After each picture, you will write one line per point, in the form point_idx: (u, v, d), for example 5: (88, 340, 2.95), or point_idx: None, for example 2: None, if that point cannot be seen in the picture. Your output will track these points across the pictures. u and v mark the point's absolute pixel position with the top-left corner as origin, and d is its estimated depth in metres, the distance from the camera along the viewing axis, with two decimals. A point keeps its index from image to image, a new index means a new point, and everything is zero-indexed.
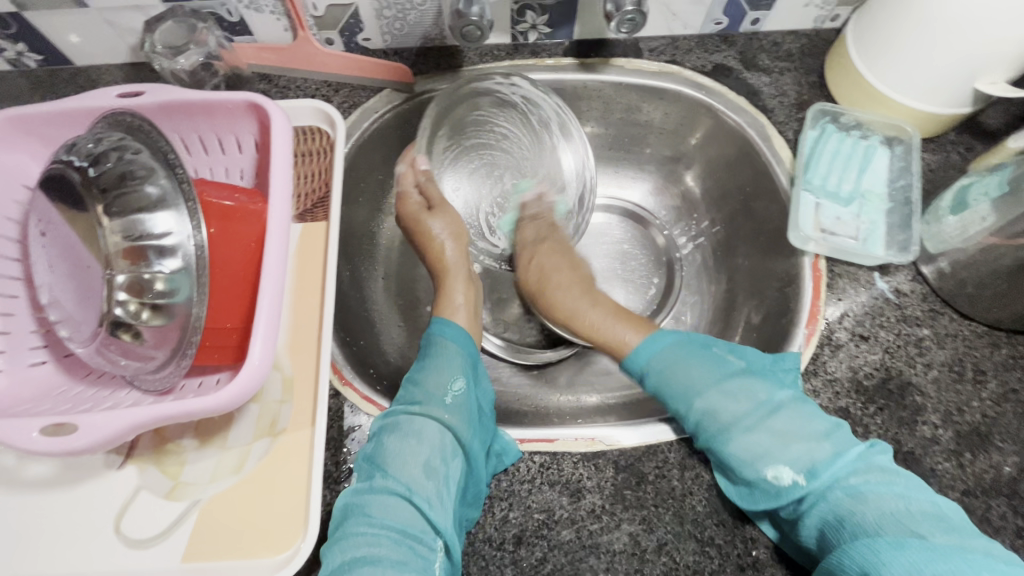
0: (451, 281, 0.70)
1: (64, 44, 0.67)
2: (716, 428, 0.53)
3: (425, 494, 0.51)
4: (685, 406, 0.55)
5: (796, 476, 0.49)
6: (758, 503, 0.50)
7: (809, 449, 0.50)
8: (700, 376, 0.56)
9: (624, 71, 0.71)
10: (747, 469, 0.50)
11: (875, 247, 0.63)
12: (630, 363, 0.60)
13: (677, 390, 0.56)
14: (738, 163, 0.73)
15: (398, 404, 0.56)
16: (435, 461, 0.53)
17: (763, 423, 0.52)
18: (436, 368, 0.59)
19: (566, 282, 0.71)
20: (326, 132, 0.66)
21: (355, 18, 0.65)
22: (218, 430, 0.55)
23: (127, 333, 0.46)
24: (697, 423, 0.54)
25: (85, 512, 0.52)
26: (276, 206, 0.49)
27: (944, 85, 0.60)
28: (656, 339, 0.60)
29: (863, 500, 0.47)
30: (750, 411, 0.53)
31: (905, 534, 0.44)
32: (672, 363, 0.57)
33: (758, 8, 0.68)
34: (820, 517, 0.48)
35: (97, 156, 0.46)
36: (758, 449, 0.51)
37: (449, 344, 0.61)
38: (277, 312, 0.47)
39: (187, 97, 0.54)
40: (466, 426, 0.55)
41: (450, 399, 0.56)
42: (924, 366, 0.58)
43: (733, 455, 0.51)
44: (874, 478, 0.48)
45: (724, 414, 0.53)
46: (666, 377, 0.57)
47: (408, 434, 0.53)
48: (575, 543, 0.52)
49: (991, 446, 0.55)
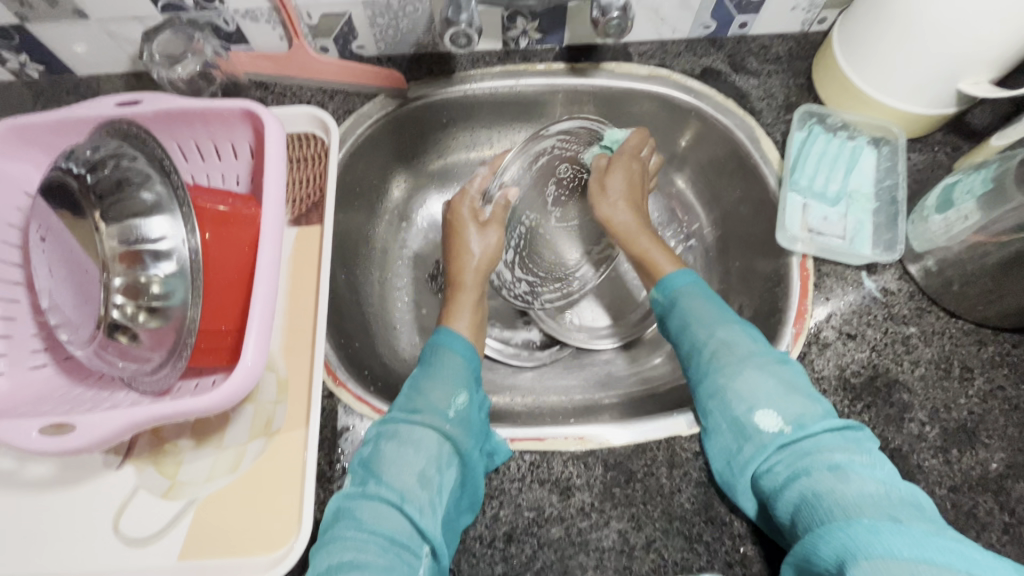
0: (465, 291, 0.67)
1: (65, 55, 0.69)
2: (727, 364, 0.53)
3: (418, 502, 0.49)
4: (705, 334, 0.56)
5: (783, 426, 0.50)
6: (746, 454, 0.50)
7: (804, 405, 0.50)
8: (719, 316, 0.57)
9: (614, 75, 0.73)
10: (739, 410, 0.51)
11: (862, 246, 0.64)
12: (664, 285, 0.61)
13: (700, 319, 0.57)
14: (728, 165, 0.74)
15: (399, 411, 0.54)
16: (430, 473, 0.51)
17: (771, 367, 0.52)
18: (439, 378, 0.56)
19: (630, 200, 0.68)
20: (320, 138, 0.68)
21: (348, 26, 0.67)
22: (214, 430, 0.56)
23: (124, 336, 0.47)
24: (711, 354, 0.55)
25: (84, 513, 0.53)
26: (268, 211, 0.51)
27: (928, 85, 0.60)
28: (685, 274, 0.62)
29: (844, 477, 0.45)
30: (760, 354, 0.53)
31: (880, 517, 0.42)
32: (697, 297, 0.59)
33: (744, 12, 0.69)
34: (799, 491, 0.46)
35: (95, 163, 0.47)
36: (757, 394, 0.51)
37: (455, 355, 0.59)
38: (270, 315, 0.48)
39: (183, 105, 0.56)
40: (465, 435, 0.53)
41: (453, 412, 0.54)
42: (911, 364, 0.58)
43: (733, 393, 0.52)
44: (856, 458, 0.46)
45: (738, 349, 0.54)
46: (689, 307, 0.58)
47: (405, 441, 0.51)
48: (564, 540, 0.53)
49: (978, 443, 0.55)
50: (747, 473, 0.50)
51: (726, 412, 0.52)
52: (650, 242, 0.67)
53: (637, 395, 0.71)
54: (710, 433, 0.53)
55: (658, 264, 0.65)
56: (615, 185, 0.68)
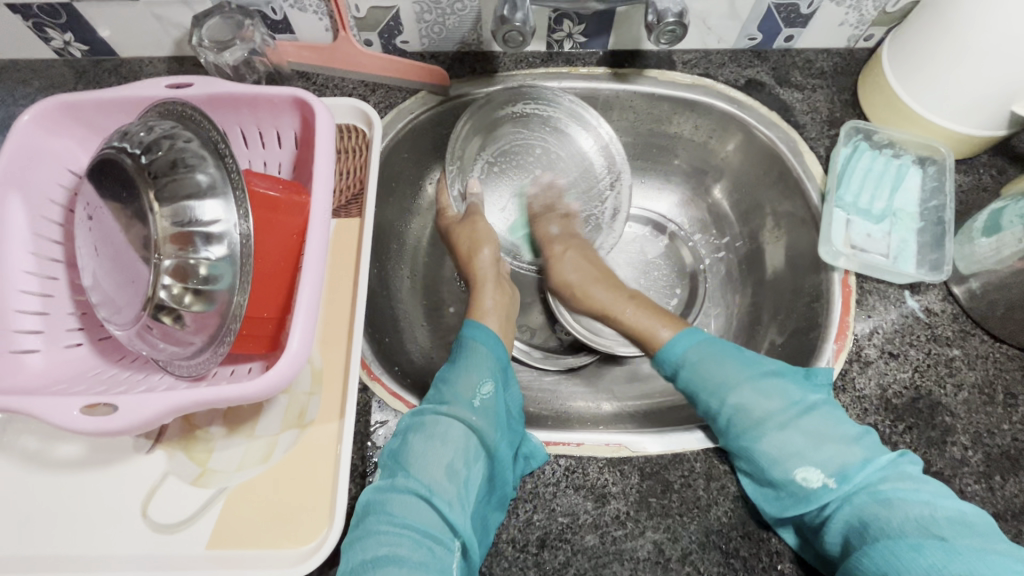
0: (481, 283, 0.70)
1: (110, 36, 0.69)
2: (750, 427, 0.52)
3: (446, 496, 0.50)
4: (717, 402, 0.54)
5: (827, 479, 0.49)
6: (785, 506, 0.50)
7: (842, 453, 0.50)
8: (730, 373, 0.55)
9: (658, 82, 0.72)
10: (774, 471, 0.50)
11: (906, 265, 0.63)
12: (663, 356, 0.60)
13: (710, 386, 0.55)
14: (768, 178, 0.73)
15: (427, 404, 0.56)
16: (458, 465, 0.52)
17: (796, 422, 0.52)
18: (466, 369, 0.58)
19: (594, 279, 0.72)
20: (363, 131, 0.67)
21: (395, 20, 0.67)
22: (246, 419, 0.56)
23: (168, 317, 0.46)
24: (728, 420, 0.53)
25: (112, 497, 0.53)
26: (320, 200, 0.50)
27: (980, 108, 0.60)
28: (685, 335, 0.60)
29: (889, 505, 0.47)
30: (780, 411, 0.52)
31: (927, 537, 0.44)
32: (704, 359, 0.57)
33: (792, 25, 0.69)
34: (845, 521, 0.48)
35: (149, 143, 0.47)
36: (789, 450, 0.51)
37: (481, 346, 0.60)
38: (315, 303, 0.48)
39: (232, 89, 0.55)
40: (490, 428, 0.55)
41: (478, 402, 0.56)
42: (954, 388, 0.57)
43: (763, 456, 0.51)
44: (903, 486, 0.47)
45: (757, 410, 0.53)
46: (699, 373, 0.57)
47: (433, 435, 0.53)
48: (599, 548, 0.52)
49: (1022, 470, 0.54)
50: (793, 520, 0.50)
51: (761, 472, 0.51)
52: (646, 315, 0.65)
53: (667, 404, 0.70)
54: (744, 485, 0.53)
55: (651, 331, 0.63)
56: (568, 270, 0.73)
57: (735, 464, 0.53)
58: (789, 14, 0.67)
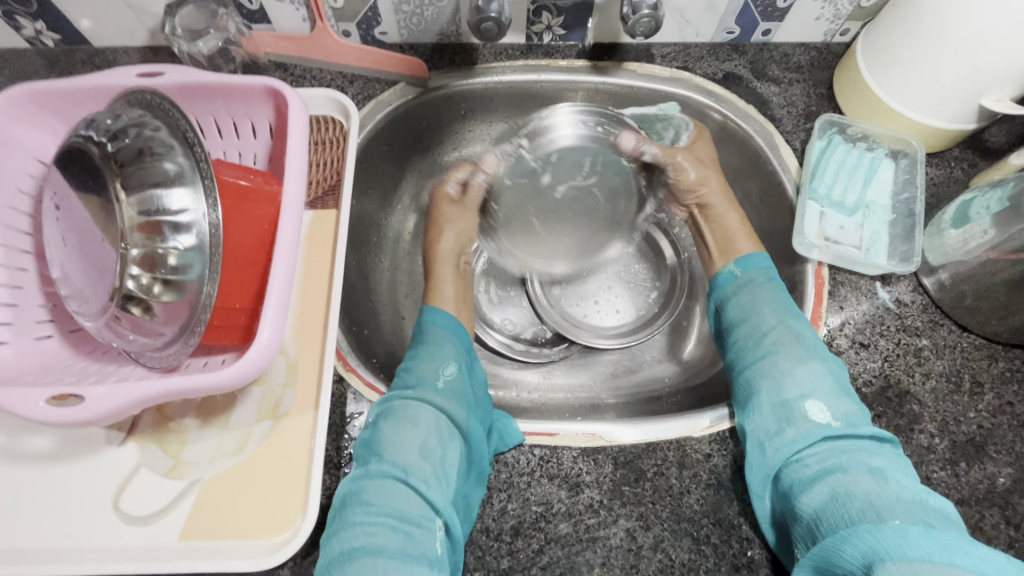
0: (440, 270, 0.74)
1: (82, 25, 0.68)
2: (787, 348, 0.57)
3: (422, 475, 0.52)
4: (769, 319, 0.60)
5: (832, 421, 0.53)
6: (787, 440, 0.53)
7: (855, 408, 0.53)
8: (786, 304, 0.61)
9: (637, 75, 0.72)
10: (791, 395, 0.55)
11: (878, 256, 0.64)
12: (742, 263, 0.66)
13: (765, 305, 0.61)
14: (746, 170, 0.74)
15: (394, 391, 0.57)
16: (432, 444, 0.54)
17: (829, 363, 0.56)
18: (428, 356, 0.61)
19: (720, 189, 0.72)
20: (340, 122, 0.67)
21: (373, 11, 0.66)
22: (220, 410, 0.55)
23: (137, 308, 0.46)
24: (773, 338, 0.59)
25: (83, 490, 0.52)
26: (291, 189, 0.50)
27: (951, 102, 0.61)
28: (758, 256, 0.66)
29: (884, 481, 0.48)
30: (821, 349, 0.57)
31: (912, 522, 0.45)
32: (764, 282, 0.63)
33: (770, 19, 0.69)
34: (831, 488, 0.49)
35: (116, 132, 0.46)
36: (814, 385, 0.54)
37: (439, 330, 0.64)
38: (287, 294, 0.47)
39: (204, 78, 0.55)
40: (460, 409, 0.57)
41: (442, 384, 0.58)
42: (923, 376, 0.58)
43: (790, 379, 0.56)
44: (895, 467, 0.50)
45: (798, 339, 0.58)
46: (754, 290, 0.63)
47: (403, 419, 0.54)
48: (572, 536, 0.52)
49: (986, 457, 0.55)
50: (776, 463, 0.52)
51: (777, 395, 0.55)
52: (737, 223, 0.70)
53: (645, 395, 0.71)
54: (751, 412, 0.56)
55: (735, 243, 0.69)
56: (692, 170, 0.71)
57: (741, 416, 0.56)
58: (766, 8, 0.68)
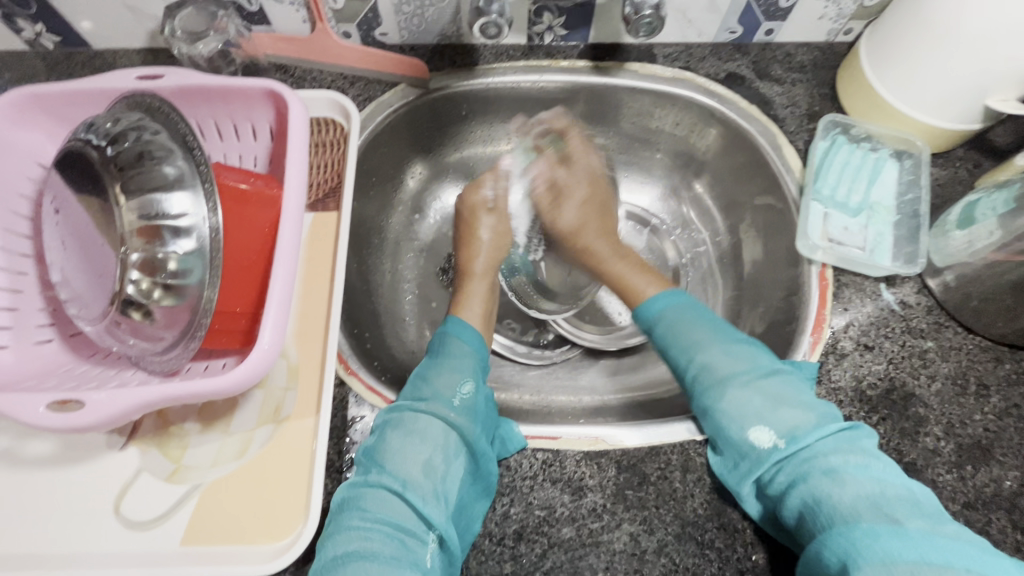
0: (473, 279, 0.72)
1: (82, 27, 0.68)
2: (713, 384, 0.54)
3: (421, 491, 0.50)
4: (686, 358, 0.57)
5: (777, 440, 0.50)
6: (741, 470, 0.51)
7: (797, 418, 0.50)
8: (704, 334, 0.57)
9: (638, 76, 0.72)
10: (731, 430, 0.51)
11: (882, 258, 0.63)
12: (643, 312, 0.63)
13: (682, 342, 0.58)
14: (748, 171, 0.73)
15: (405, 400, 0.55)
16: (437, 461, 0.52)
17: (757, 382, 0.52)
18: (446, 368, 0.58)
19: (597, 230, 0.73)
20: (340, 123, 0.67)
21: (373, 12, 0.66)
22: (221, 414, 0.55)
23: (137, 312, 0.46)
24: (696, 375, 0.55)
25: (84, 494, 0.52)
26: (291, 193, 0.50)
27: (957, 102, 0.60)
28: (666, 295, 0.63)
29: (840, 481, 0.46)
30: (746, 372, 0.53)
31: (880, 521, 0.43)
32: (678, 319, 0.59)
33: (772, 19, 0.69)
34: (800, 498, 0.47)
35: (115, 135, 0.46)
36: (746, 410, 0.51)
37: (463, 345, 0.61)
38: (288, 298, 0.47)
39: (204, 81, 0.55)
40: (470, 424, 0.54)
41: (458, 401, 0.56)
42: (928, 379, 0.58)
43: (723, 413, 0.52)
44: (852, 459, 0.47)
45: (721, 368, 0.54)
46: (673, 328, 0.59)
47: (411, 432, 0.52)
48: (575, 541, 0.52)
49: (993, 460, 0.55)
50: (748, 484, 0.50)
51: (719, 432, 0.52)
52: (630, 269, 0.69)
53: (648, 398, 0.71)
54: (711, 447, 0.53)
55: (633, 287, 0.67)
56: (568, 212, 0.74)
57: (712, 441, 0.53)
58: (769, 7, 0.67)
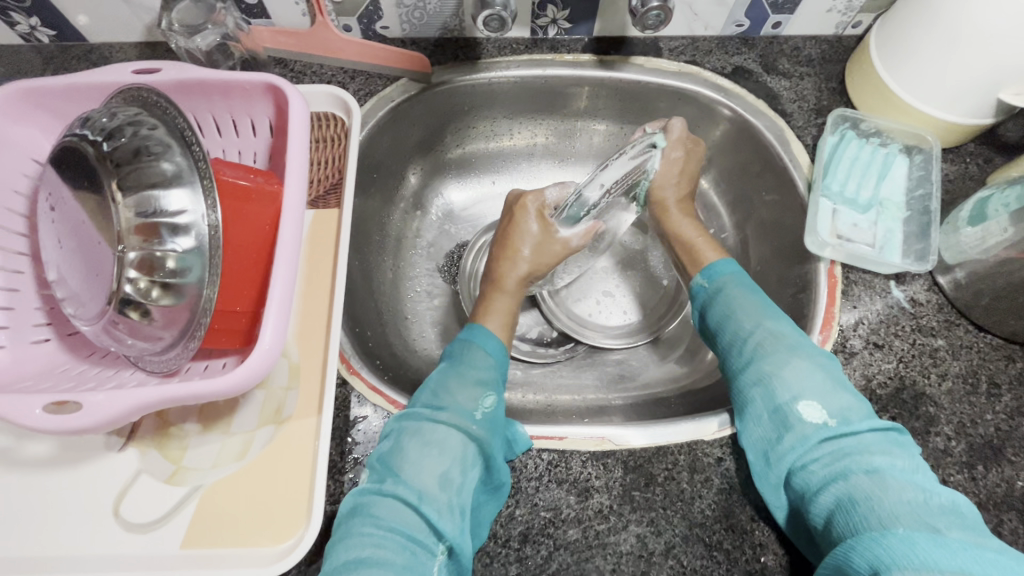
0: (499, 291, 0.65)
1: (78, 21, 0.66)
2: (774, 351, 0.53)
3: (436, 504, 0.47)
4: (750, 325, 0.55)
5: (827, 418, 0.49)
6: (780, 451, 0.49)
7: (847, 402, 0.49)
8: (767, 310, 0.57)
9: (643, 69, 0.71)
10: (783, 396, 0.50)
11: (892, 255, 0.62)
12: (707, 272, 0.62)
13: (746, 310, 0.57)
14: (755, 167, 0.72)
15: (423, 408, 0.53)
16: (453, 473, 0.49)
17: (821, 365, 0.52)
18: (466, 378, 0.54)
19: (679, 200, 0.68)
20: (340, 119, 0.66)
21: (374, 5, 0.65)
22: (221, 415, 0.55)
23: (135, 311, 0.45)
24: (756, 342, 0.54)
25: (82, 496, 0.51)
26: (292, 189, 0.48)
27: (971, 96, 0.59)
28: (725, 262, 0.62)
29: (881, 480, 0.44)
30: (812, 349, 0.53)
31: (917, 527, 0.40)
32: (741, 287, 0.59)
33: (779, 12, 0.68)
34: (835, 495, 0.45)
35: (111, 131, 0.45)
36: (803, 383, 0.50)
37: (485, 355, 0.58)
38: (289, 297, 0.46)
39: (203, 75, 0.54)
40: (490, 436, 0.52)
41: (480, 414, 0.52)
42: (938, 377, 0.57)
43: (779, 380, 0.51)
44: (897, 462, 0.45)
45: (785, 342, 0.53)
46: (734, 295, 0.58)
47: (428, 442, 0.50)
48: (582, 543, 0.51)
49: (1004, 460, 0.54)
50: (783, 466, 0.49)
51: (770, 400, 0.51)
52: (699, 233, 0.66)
53: (652, 397, 0.70)
54: (746, 421, 0.52)
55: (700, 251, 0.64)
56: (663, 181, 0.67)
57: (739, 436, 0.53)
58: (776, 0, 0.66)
